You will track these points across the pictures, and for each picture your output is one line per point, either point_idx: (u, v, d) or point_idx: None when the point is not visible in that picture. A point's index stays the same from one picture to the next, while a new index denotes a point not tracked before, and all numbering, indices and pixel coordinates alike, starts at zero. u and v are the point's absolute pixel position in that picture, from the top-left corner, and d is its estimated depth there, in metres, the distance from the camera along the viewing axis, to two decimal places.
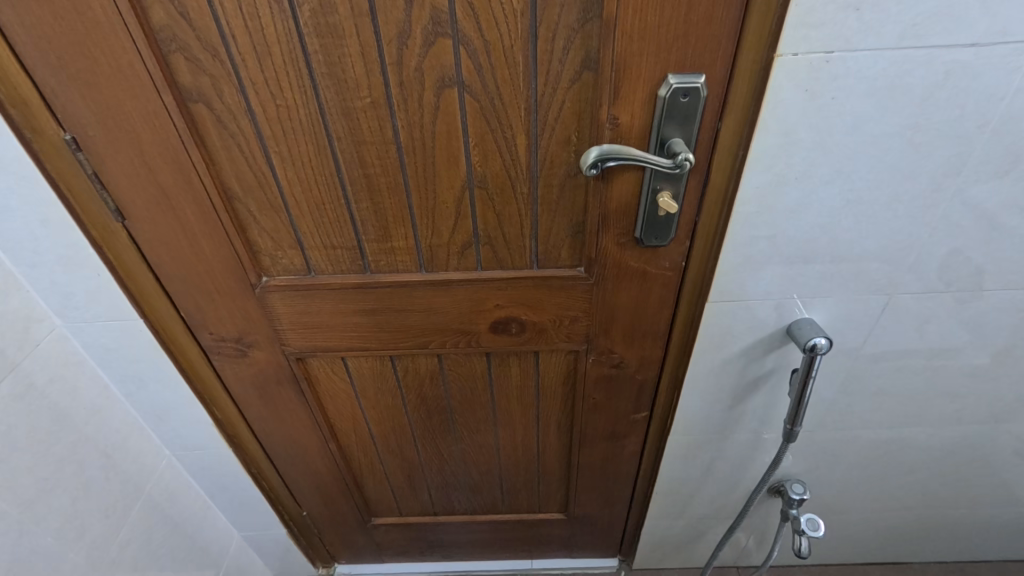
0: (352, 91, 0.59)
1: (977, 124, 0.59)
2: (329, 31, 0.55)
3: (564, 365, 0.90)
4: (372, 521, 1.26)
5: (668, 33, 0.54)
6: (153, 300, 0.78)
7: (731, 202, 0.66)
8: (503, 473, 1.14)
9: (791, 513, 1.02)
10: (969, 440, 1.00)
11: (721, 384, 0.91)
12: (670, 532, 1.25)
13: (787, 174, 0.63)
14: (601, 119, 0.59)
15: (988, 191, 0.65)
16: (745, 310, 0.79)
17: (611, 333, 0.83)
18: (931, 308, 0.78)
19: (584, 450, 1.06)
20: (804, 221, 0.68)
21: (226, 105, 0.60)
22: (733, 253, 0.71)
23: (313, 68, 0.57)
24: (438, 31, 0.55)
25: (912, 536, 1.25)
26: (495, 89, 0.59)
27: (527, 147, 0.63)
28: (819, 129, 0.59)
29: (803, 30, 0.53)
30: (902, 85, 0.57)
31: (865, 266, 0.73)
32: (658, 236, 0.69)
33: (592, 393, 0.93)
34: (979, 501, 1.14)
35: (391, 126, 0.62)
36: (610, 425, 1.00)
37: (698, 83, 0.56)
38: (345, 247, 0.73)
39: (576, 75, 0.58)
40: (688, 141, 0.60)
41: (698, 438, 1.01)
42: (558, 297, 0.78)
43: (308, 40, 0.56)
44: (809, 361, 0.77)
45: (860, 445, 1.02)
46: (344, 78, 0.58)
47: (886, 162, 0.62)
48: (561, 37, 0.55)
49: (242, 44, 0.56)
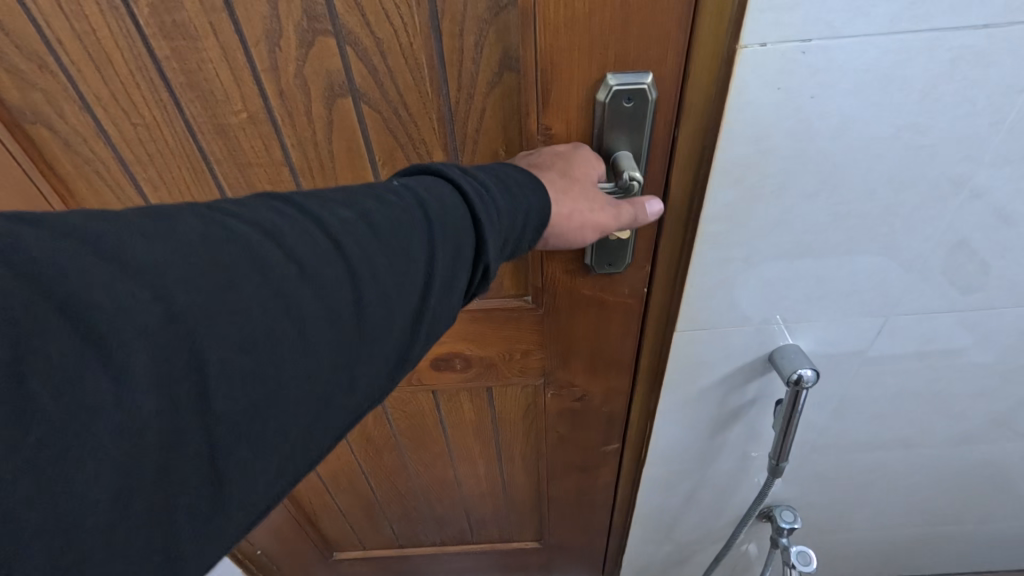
0: (222, 105, 0.48)
1: (992, 122, 0.48)
2: (178, 31, 0.43)
3: (522, 398, 0.80)
4: (332, 556, 1.18)
5: (603, 22, 0.42)
6: None
7: (696, 220, 0.55)
8: (469, 505, 1.05)
9: (779, 542, 0.90)
10: (976, 461, 0.91)
11: (699, 417, 0.80)
12: (653, 560, 1.15)
13: (760, 187, 0.52)
14: (531, 130, 0.48)
15: (1003, 200, 0.54)
16: (720, 339, 0.68)
17: (571, 366, 0.73)
18: (934, 329, 0.67)
19: (553, 482, 0.96)
20: (783, 239, 0.57)
21: (71, 125, 0.49)
22: (701, 277, 0.61)
23: (168, 78, 0.46)
24: (315, 28, 0.44)
25: (914, 555, 1.16)
26: (399, 97, 0.47)
27: (448, 166, 0.52)
28: (797, 133, 0.48)
29: (773, 14, 0.42)
30: (900, 77, 0.45)
31: (858, 287, 0.62)
32: (613, 261, 0.59)
33: (556, 427, 0.83)
34: (986, 519, 1.05)
35: (278, 145, 0.51)
36: (579, 457, 0.90)
37: (645, 83, 0.45)
38: None
39: (496, 77, 0.47)
40: (638, 153, 0.49)
41: (677, 470, 0.91)
42: (506, 330, 0.69)
43: (154, 44, 0.44)
44: (793, 397, 0.67)
45: (856, 470, 0.92)
46: (209, 89, 0.47)
47: (880, 169, 0.51)
48: (471, 31, 0.44)
49: (73, 51, 0.44)
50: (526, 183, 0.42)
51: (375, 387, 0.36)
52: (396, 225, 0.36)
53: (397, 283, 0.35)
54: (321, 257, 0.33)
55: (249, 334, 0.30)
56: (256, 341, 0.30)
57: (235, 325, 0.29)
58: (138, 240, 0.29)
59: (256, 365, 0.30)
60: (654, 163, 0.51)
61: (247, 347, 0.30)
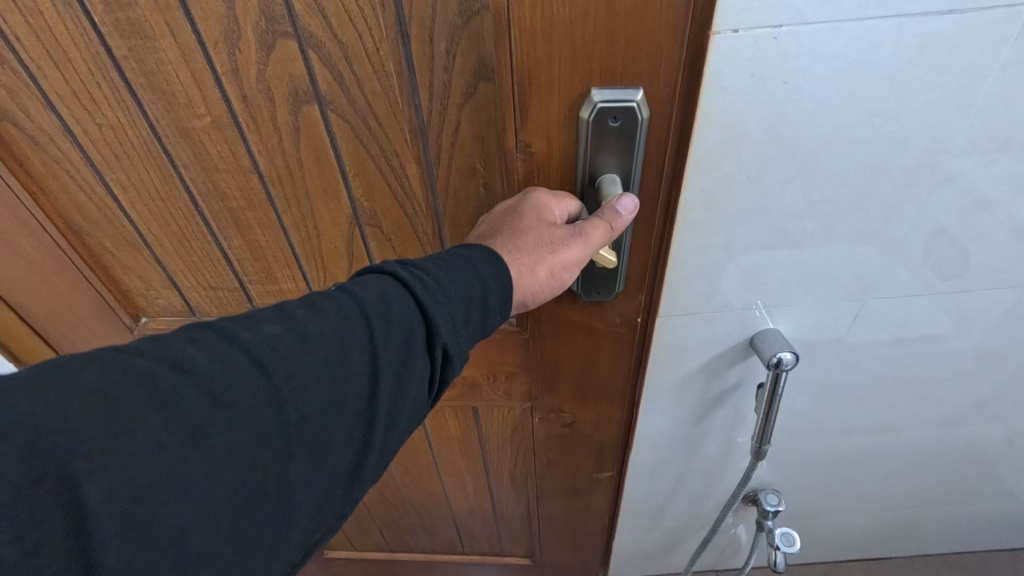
0: (184, 108, 0.45)
1: (958, 107, 0.43)
2: (133, 30, 0.41)
3: (510, 420, 0.77)
4: (324, 555, 1.17)
5: (586, 32, 0.38)
6: (24, 343, 0.64)
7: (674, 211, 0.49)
8: (458, 517, 1.02)
9: (763, 523, 0.83)
10: (978, 463, 0.86)
11: (677, 405, 0.75)
12: (641, 547, 1.09)
13: (734, 175, 0.47)
14: (509, 148, 0.44)
15: (981, 183, 0.48)
16: (700, 323, 0.62)
17: (558, 392, 0.68)
18: (916, 310, 0.60)
19: (544, 504, 0.92)
20: (762, 227, 0.51)
21: (36, 123, 0.47)
22: (677, 267, 0.55)
23: (127, 77, 0.44)
24: (275, 29, 0.40)
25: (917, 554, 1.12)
26: (366, 105, 0.44)
27: (422, 180, 0.49)
28: (768, 124, 0.43)
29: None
30: (870, 66, 0.40)
31: (834, 273, 0.56)
32: (602, 291, 0.54)
33: (545, 451, 0.79)
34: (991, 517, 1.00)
35: (246, 151, 0.48)
36: (570, 481, 0.85)
37: (635, 102, 0.40)
38: (227, 288, 0.61)
39: (470, 88, 0.42)
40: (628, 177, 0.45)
41: (657, 460, 0.85)
42: (490, 352, 0.66)
43: (109, 42, 0.42)
44: (773, 380, 0.61)
45: (841, 467, 0.86)
46: (169, 91, 0.44)
47: (851, 161, 0.46)
48: (442, 38, 0.40)
49: (31, 48, 0.43)
50: (486, 263, 0.40)
51: (316, 512, 0.34)
52: (330, 340, 0.34)
53: (330, 393, 0.33)
54: (240, 385, 0.31)
55: (164, 490, 0.28)
56: (154, 494, 0.27)
57: (128, 478, 0.27)
58: (26, 399, 0.26)
59: (157, 519, 0.27)
60: (647, 186, 0.46)
61: (145, 499, 0.27)
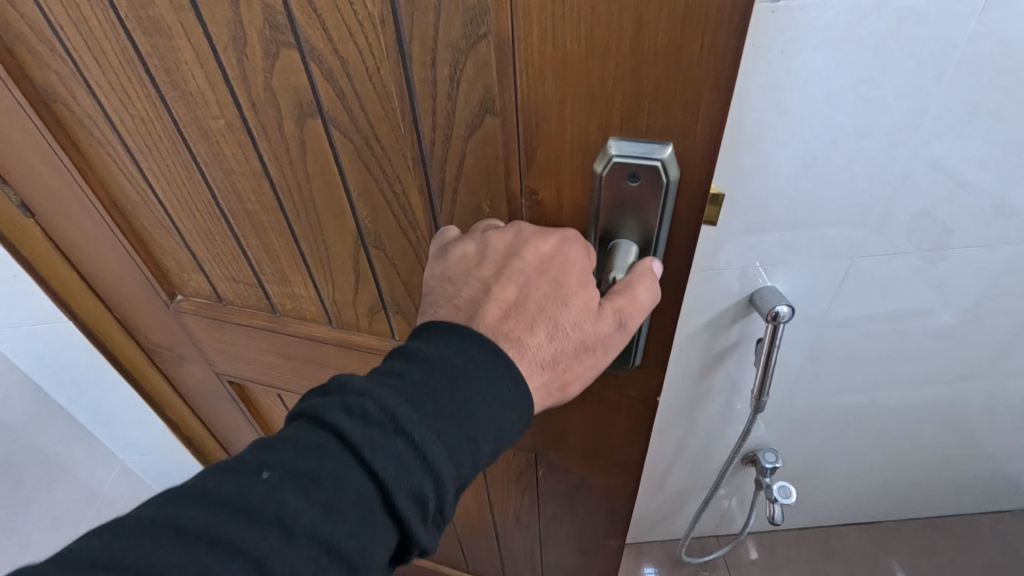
0: (201, 109, 0.45)
1: (933, 75, 0.55)
2: (154, 27, 0.41)
3: (514, 467, 0.73)
4: None
5: (606, 72, 0.32)
6: (82, 299, 0.73)
7: None
8: (463, 536, 1.01)
9: (763, 481, 1.00)
10: (946, 414, 1.00)
11: (687, 356, 0.87)
12: (650, 508, 1.21)
13: (741, 136, 0.61)
14: (513, 190, 0.39)
15: (951, 148, 0.61)
16: (707, 280, 0.76)
17: (564, 450, 0.64)
18: (895, 272, 0.75)
19: (549, 550, 0.88)
20: (761, 186, 0.65)
21: (82, 107, 0.49)
22: None
23: (152, 73, 0.44)
24: (279, 40, 0.38)
25: (902, 507, 1.26)
26: (368, 123, 0.41)
27: (426, 209, 0.45)
28: (769, 90, 0.57)
29: None
30: (856, 35, 0.52)
31: (821, 229, 0.70)
32: (615, 361, 0.48)
33: (550, 501, 0.75)
34: (961, 471, 1.16)
35: (256, 156, 0.47)
36: (575, 537, 0.80)
37: (657, 161, 0.34)
38: (247, 284, 0.62)
39: (475, 119, 0.37)
40: (647, 240, 0.39)
41: (668, 410, 0.98)
42: None
43: (134, 35, 0.42)
44: (772, 331, 0.74)
45: (833, 416, 0.99)
46: (188, 91, 0.44)
47: (842, 120, 0.59)
48: (444, 62, 0.35)
49: (72, 37, 0.44)
50: (479, 355, 0.36)
51: None
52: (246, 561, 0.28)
53: None
54: None
55: None
56: None
57: None
58: None
59: None
60: (676, 248, 0.40)
61: None
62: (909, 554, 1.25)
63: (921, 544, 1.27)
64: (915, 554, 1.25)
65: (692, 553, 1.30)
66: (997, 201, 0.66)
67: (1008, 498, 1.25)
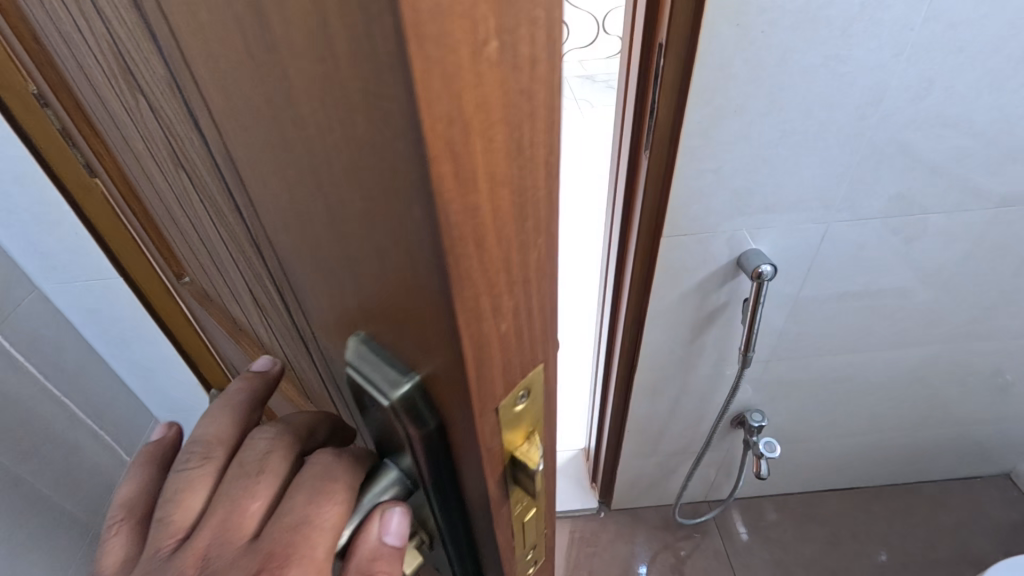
0: (125, 130, 0.42)
1: (894, 53, 0.56)
2: (72, 43, 0.37)
3: None
4: None
5: (324, 230, 0.21)
6: (132, 257, 0.76)
7: (676, 134, 0.62)
8: None
9: (751, 440, 1.02)
10: (921, 382, 1.03)
11: (678, 320, 0.86)
12: (642, 472, 1.23)
13: (727, 108, 0.60)
14: (316, 326, 0.30)
15: (913, 120, 0.63)
16: (698, 244, 0.75)
17: None
18: (866, 237, 0.76)
19: None
20: (744, 157, 0.65)
21: (74, 95, 0.49)
22: (680, 190, 0.68)
23: (90, 82, 0.41)
24: (128, 83, 0.33)
25: (879, 472, 1.30)
26: (210, 192, 0.34)
27: (278, 303, 0.37)
28: (751, 64, 0.57)
29: None
30: (826, 16, 0.53)
31: (803, 197, 0.70)
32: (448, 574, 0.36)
33: None
34: (935, 438, 1.20)
35: (168, 187, 0.43)
36: None
37: (380, 401, 0.24)
38: (212, 291, 0.60)
39: (263, 229, 0.28)
40: (415, 467, 0.28)
41: (661, 376, 0.97)
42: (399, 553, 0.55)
43: (68, 46, 0.39)
44: (757, 291, 0.75)
45: (814, 384, 1.02)
46: (112, 109, 0.41)
47: (815, 95, 0.59)
48: (219, 151, 0.26)
49: (42, 32, 0.43)
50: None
51: None
52: None
53: None
54: None
55: None
56: None
57: None
58: None
59: None
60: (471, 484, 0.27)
61: None
62: (889, 518, 1.30)
63: (900, 508, 1.32)
64: (895, 518, 1.31)
65: (684, 515, 1.34)
66: (963, 174, 0.68)
67: (981, 461, 1.29)
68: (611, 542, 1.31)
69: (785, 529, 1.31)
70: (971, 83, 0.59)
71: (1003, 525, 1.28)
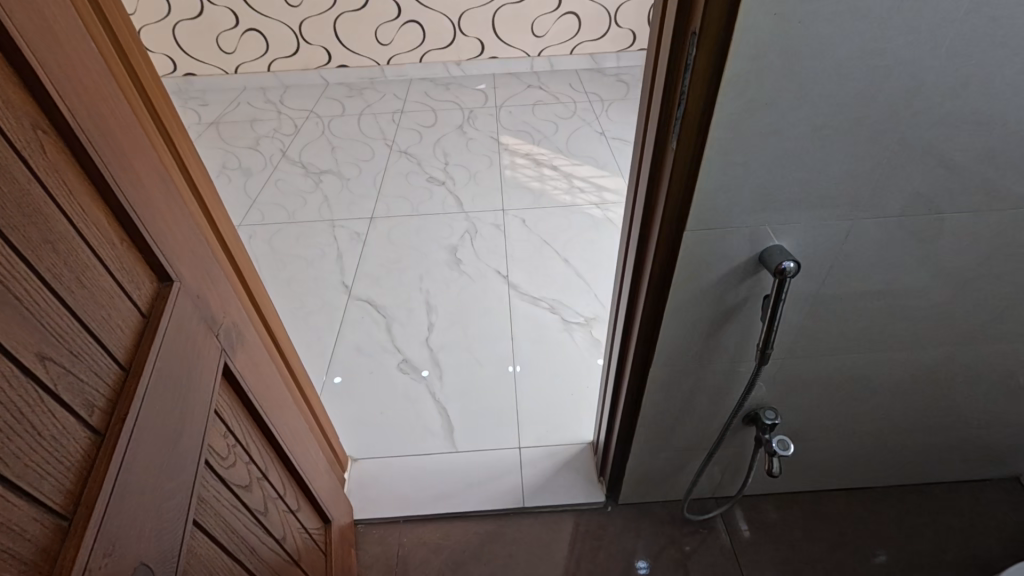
0: None
1: (930, 48, 0.55)
2: None
3: None
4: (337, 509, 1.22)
5: None
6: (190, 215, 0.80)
7: (708, 127, 0.61)
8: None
9: (763, 437, 1.02)
10: (934, 384, 1.03)
11: (698, 315, 0.86)
12: (651, 467, 1.23)
13: (759, 100, 0.59)
14: None
15: (946, 117, 0.61)
16: (722, 239, 0.74)
17: None
18: (890, 235, 0.75)
19: None
20: (771, 151, 0.64)
21: (21, 104, 0.50)
22: (708, 183, 0.67)
23: None
24: None
25: (887, 473, 1.31)
26: None
27: None
28: (786, 56, 0.56)
29: None
30: (865, 8, 0.52)
31: (830, 193, 0.69)
32: None
33: None
34: (946, 440, 1.19)
35: None
36: None
37: None
38: (114, 304, 0.59)
39: None
40: None
41: (677, 371, 0.96)
42: None
43: None
44: (778, 286, 0.74)
45: (828, 381, 1.01)
46: None
47: (849, 89, 0.58)
48: None
49: None
50: None
51: None
52: None
53: None
54: None
55: None
56: None
57: None
58: None
59: None
60: None
61: None
62: (895, 519, 1.31)
63: (906, 509, 1.32)
64: (902, 518, 1.31)
65: (691, 511, 1.35)
66: (989, 173, 0.67)
67: (989, 465, 1.29)
68: (617, 535, 1.32)
69: (790, 527, 1.31)
70: (1008, 79, 0.58)
71: (1010, 527, 1.27)
